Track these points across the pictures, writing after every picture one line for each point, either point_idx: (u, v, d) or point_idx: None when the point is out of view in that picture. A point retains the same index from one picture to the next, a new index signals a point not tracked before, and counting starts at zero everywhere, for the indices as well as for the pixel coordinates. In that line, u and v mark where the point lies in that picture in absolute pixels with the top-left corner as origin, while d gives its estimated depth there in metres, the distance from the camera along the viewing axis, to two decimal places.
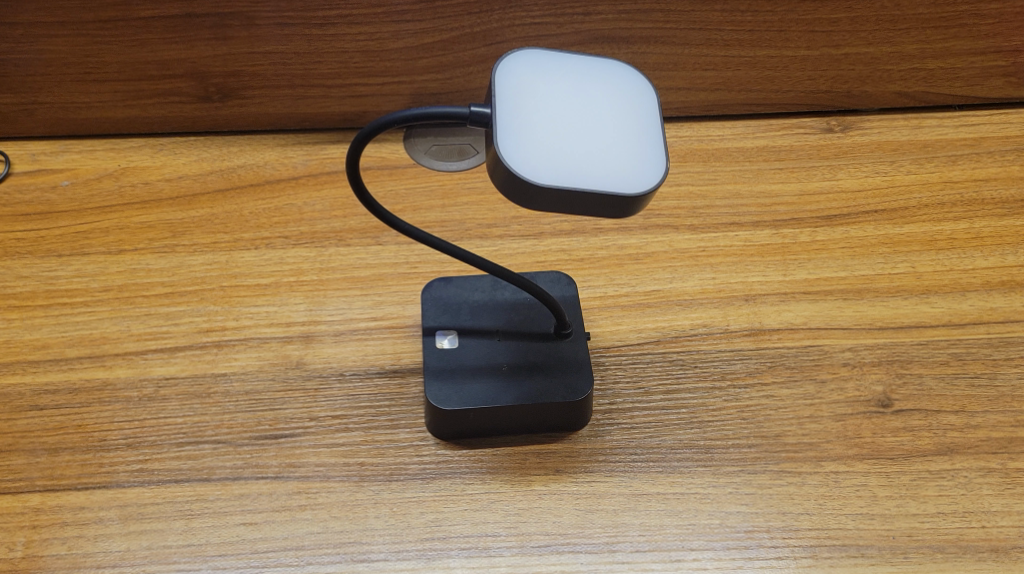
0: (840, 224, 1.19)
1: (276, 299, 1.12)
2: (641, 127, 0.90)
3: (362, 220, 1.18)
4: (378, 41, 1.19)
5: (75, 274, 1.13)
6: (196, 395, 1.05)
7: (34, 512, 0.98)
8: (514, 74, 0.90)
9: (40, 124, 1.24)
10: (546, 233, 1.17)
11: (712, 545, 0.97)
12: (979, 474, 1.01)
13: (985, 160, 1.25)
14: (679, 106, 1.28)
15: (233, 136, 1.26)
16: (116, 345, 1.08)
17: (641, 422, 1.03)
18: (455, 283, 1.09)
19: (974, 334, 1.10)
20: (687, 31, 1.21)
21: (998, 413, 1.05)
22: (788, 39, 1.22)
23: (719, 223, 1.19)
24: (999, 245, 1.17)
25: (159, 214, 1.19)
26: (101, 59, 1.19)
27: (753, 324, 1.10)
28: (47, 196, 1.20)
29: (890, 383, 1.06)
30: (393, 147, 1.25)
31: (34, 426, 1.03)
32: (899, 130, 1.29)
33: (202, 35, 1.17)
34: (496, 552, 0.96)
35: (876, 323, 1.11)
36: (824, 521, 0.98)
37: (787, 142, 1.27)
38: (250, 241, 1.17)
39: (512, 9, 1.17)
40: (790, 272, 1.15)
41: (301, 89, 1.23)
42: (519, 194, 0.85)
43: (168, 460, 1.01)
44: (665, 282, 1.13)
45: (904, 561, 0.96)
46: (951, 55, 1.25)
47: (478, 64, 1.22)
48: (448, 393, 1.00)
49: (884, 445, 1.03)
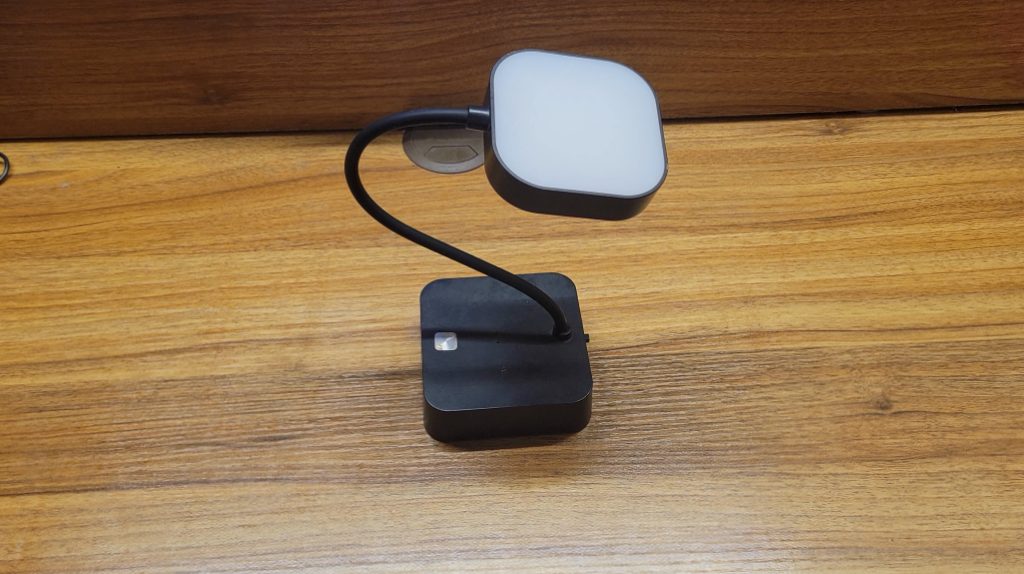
0: (839, 225, 1.19)
1: (276, 301, 1.12)
2: (641, 129, 0.90)
3: (361, 221, 1.18)
4: (378, 43, 1.19)
5: (74, 275, 1.14)
6: (195, 397, 1.05)
7: (33, 514, 0.98)
8: (514, 77, 0.90)
9: (40, 125, 1.24)
10: (545, 235, 1.18)
11: (711, 547, 0.97)
12: (978, 476, 1.01)
13: (984, 162, 1.25)
14: (679, 108, 1.28)
15: (232, 138, 1.26)
16: (115, 347, 1.08)
17: (640, 424, 1.03)
18: (454, 285, 1.09)
19: (973, 336, 1.10)
20: (686, 33, 1.21)
21: (997, 414, 1.05)
22: (787, 41, 1.23)
23: (718, 224, 1.19)
24: (998, 246, 1.17)
25: (159, 216, 1.19)
26: (101, 60, 1.19)
27: (753, 326, 1.10)
28: (46, 198, 1.20)
29: (890, 385, 1.07)
30: (392, 149, 1.25)
31: (34, 427, 1.03)
32: (898, 132, 1.29)
33: (202, 37, 1.17)
34: (495, 554, 0.96)
35: (874, 325, 1.11)
36: (823, 522, 0.98)
37: (786, 144, 1.27)
38: (249, 243, 1.17)
39: (512, 11, 1.17)
40: (789, 274, 1.15)
41: (301, 90, 1.23)
42: (519, 196, 0.85)
43: (168, 462, 1.01)
44: (665, 284, 1.13)
45: (903, 562, 0.96)
46: (950, 57, 1.26)
47: (477, 66, 1.22)
48: (448, 395, 1.00)
49: (883, 447, 1.03)
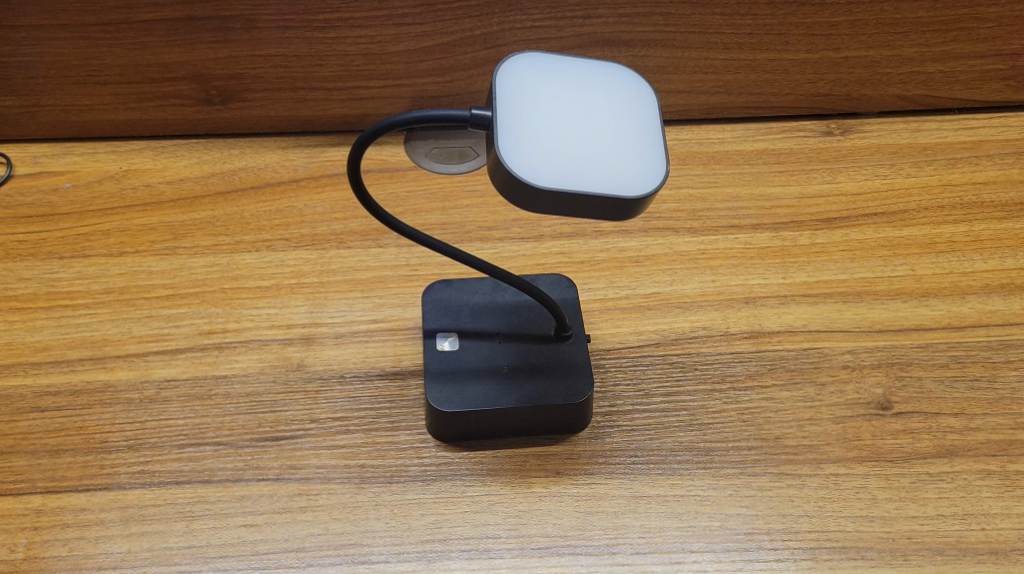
0: (840, 226, 1.19)
1: (277, 301, 1.12)
2: (641, 128, 0.90)
3: (362, 222, 1.19)
4: (379, 44, 1.19)
5: (76, 276, 1.14)
6: (197, 397, 1.05)
7: (35, 514, 0.98)
8: (515, 77, 0.91)
9: (42, 126, 1.25)
10: (546, 235, 1.18)
11: (712, 547, 0.97)
12: (978, 477, 1.01)
13: (984, 163, 1.25)
14: (680, 110, 1.28)
15: (234, 139, 1.27)
16: (117, 347, 1.08)
17: (641, 424, 1.04)
18: (455, 285, 1.09)
19: (973, 337, 1.10)
20: (687, 35, 1.21)
21: (998, 415, 1.05)
22: (788, 43, 1.23)
23: (719, 225, 1.19)
24: (999, 247, 1.18)
25: (161, 216, 1.19)
26: (103, 61, 1.19)
27: (753, 326, 1.11)
28: (47, 198, 1.20)
29: (890, 386, 1.07)
30: (393, 150, 1.26)
31: (36, 427, 1.03)
32: (898, 133, 1.29)
33: (204, 38, 1.17)
34: (496, 554, 0.96)
35: (875, 326, 1.11)
36: (824, 522, 0.98)
37: (787, 145, 1.27)
38: (250, 243, 1.17)
39: (513, 12, 1.17)
40: (790, 274, 1.15)
41: (302, 91, 1.23)
42: (520, 196, 0.85)
43: (169, 462, 1.01)
44: (666, 285, 1.14)
45: (904, 563, 0.96)
46: (950, 58, 1.26)
47: (479, 67, 1.22)
48: (449, 395, 1.01)
49: (884, 447, 1.03)
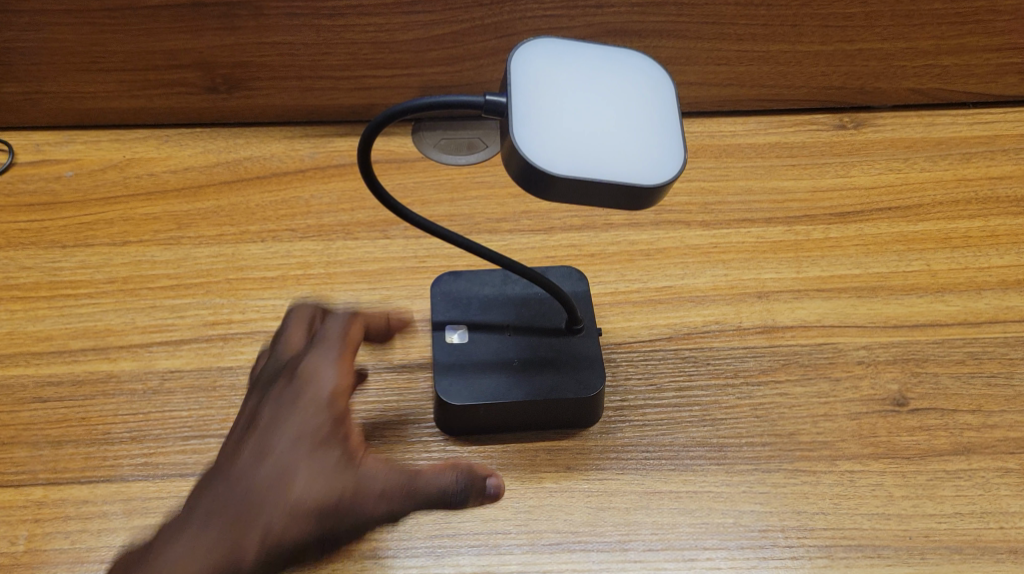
0: (854, 221, 1.17)
1: (283, 292, 1.10)
2: (656, 117, 0.88)
3: (370, 213, 1.17)
4: (388, 33, 1.17)
5: (79, 265, 1.12)
6: (201, 388, 1.03)
7: (36, 506, 0.97)
8: (529, 64, 0.89)
9: (44, 114, 1.23)
10: (556, 228, 1.16)
11: (726, 544, 0.95)
12: (996, 474, 0.99)
13: (1000, 158, 1.24)
14: (691, 102, 1.27)
15: (239, 128, 1.25)
16: (121, 337, 1.07)
17: (653, 419, 1.02)
18: (465, 277, 1.07)
19: (990, 332, 1.08)
20: (701, 25, 1.19)
21: (1015, 413, 1.03)
22: (803, 34, 1.21)
23: (731, 219, 1.17)
24: (1014, 243, 1.16)
25: (166, 205, 1.17)
26: (107, 48, 1.17)
27: (767, 321, 1.09)
28: (50, 186, 1.19)
29: (906, 382, 1.05)
30: (401, 140, 1.24)
31: (37, 418, 1.01)
32: (912, 127, 1.27)
33: (210, 25, 1.15)
34: (506, 549, 0.94)
35: (890, 321, 1.09)
36: (840, 520, 0.96)
37: (800, 139, 1.25)
38: (256, 234, 1.15)
39: (524, 1, 1.16)
40: (803, 269, 1.13)
41: (309, 80, 1.21)
42: (536, 184, 0.84)
43: (173, 454, 0.99)
44: (677, 279, 1.12)
45: (922, 561, 0.94)
46: (967, 51, 1.24)
47: (489, 57, 1.21)
48: (459, 388, 0.99)
49: (899, 444, 1.01)
